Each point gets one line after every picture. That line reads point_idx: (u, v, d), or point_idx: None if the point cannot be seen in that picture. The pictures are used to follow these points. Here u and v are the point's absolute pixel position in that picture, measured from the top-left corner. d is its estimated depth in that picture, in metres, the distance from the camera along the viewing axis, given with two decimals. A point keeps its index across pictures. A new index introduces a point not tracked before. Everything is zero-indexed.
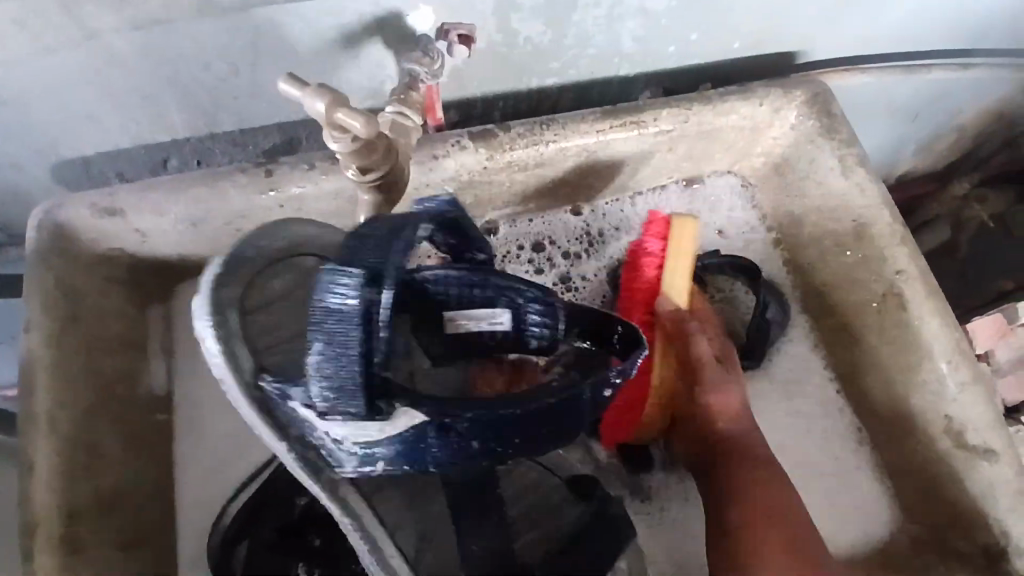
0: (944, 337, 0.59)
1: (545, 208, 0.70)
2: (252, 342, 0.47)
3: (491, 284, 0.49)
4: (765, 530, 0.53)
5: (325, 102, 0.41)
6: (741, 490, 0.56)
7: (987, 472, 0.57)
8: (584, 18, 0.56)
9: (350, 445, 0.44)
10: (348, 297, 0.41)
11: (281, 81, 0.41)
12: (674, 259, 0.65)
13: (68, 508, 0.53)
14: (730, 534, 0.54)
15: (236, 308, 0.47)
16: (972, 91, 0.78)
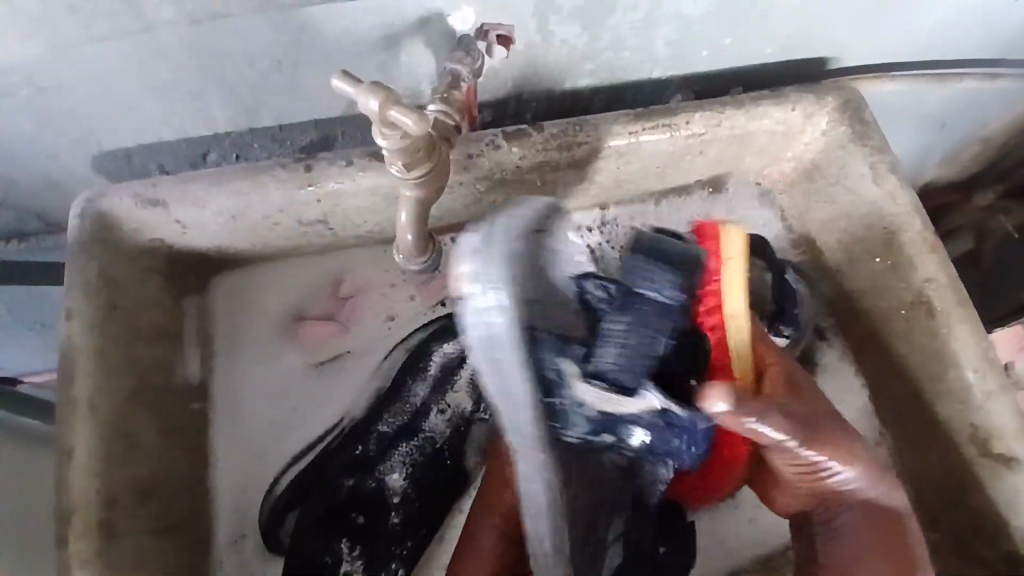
0: (971, 345, 0.58)
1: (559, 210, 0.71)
2: (527, 293, 0.43)
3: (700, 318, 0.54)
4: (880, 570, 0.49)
5: (377, 100, 0.42)
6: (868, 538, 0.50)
7: (1012, 481, 0.57)
8: (621, 22, 0.57)
9: (596, 413, 0.50)
10: (654, 284, 0.53)
11: (334, 79, 0.43)
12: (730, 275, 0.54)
13: (106, 493, 0.54)
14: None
15: (527, 258, 0.44)
16: (1003, 101, 0.78)
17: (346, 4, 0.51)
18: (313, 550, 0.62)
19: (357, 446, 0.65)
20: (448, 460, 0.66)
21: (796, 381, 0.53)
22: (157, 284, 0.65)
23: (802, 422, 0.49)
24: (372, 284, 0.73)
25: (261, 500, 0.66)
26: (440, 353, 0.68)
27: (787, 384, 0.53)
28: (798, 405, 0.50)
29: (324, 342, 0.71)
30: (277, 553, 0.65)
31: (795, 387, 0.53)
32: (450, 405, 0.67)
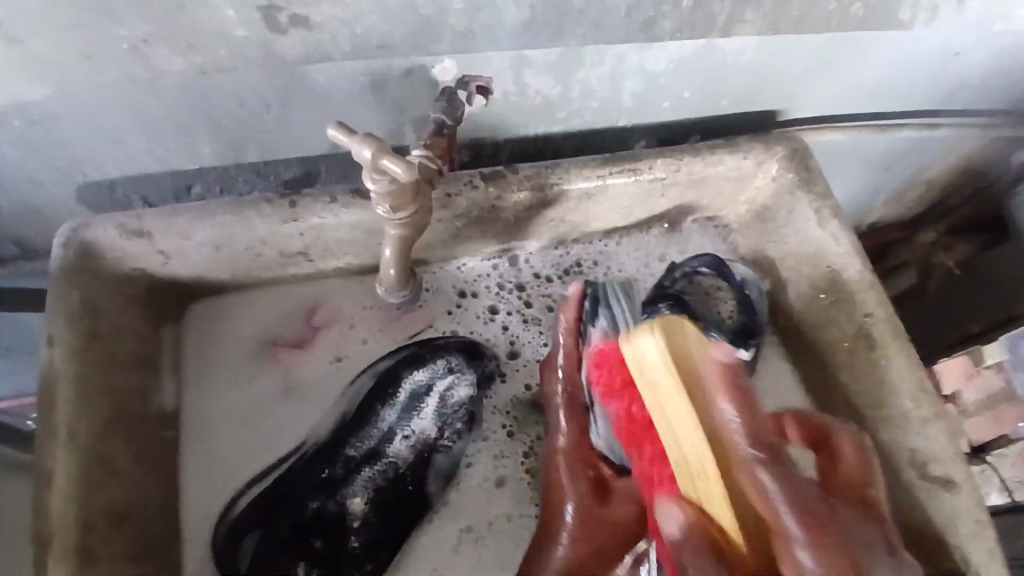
0: (909, 376, 0.63)
1: (525, 243, 0.75)
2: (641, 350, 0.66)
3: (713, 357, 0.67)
4: None
5: (370, 149, 0.47)
6: None
7: (951, 502, 0.61)
8: (589, 75, 0.62)
9: None
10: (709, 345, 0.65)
11: (331, 129, 0.47)
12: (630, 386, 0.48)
13: (84, 517, 0.56)
14: None
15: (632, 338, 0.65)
16: (939, 148, 0.85)
17: (343, 58, 0.54)
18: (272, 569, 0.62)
19: (323, 468, 0.66)
20: (412, 485, 0.67)
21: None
22: (138, 312, 0.66)
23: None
24: (346, 313, 0.74)
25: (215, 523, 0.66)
26: (411, 380, 0.69)
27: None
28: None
29: (295, 371, 0.72)
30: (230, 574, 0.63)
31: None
32: (415, 430, 0.68)
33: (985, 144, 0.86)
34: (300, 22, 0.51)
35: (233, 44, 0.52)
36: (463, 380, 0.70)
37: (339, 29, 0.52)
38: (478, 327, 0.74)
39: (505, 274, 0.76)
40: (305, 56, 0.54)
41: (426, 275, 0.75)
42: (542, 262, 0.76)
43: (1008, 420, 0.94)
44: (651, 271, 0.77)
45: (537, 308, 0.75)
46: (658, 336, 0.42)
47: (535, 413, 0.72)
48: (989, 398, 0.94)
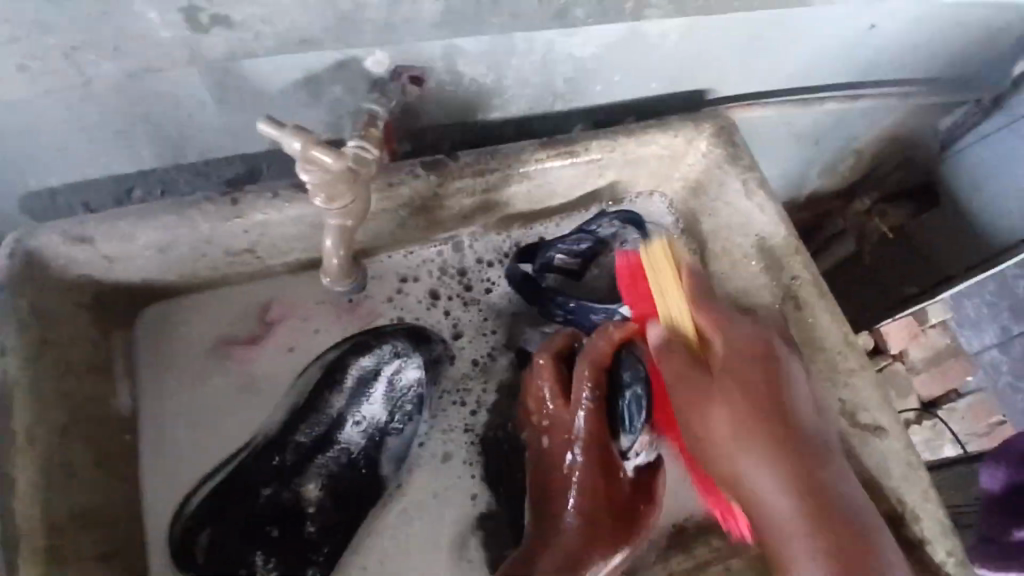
0: (834, 331, 0.68)
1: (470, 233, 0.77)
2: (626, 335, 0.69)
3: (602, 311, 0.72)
4: (788, 470, 0.57)
5: (300, 142, 0.49)
6: (763, 420, 0.58)
7: (880, 446, 0.65)
8: (521, 63, 0.64)
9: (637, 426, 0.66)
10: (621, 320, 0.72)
11: (261, 124, 0.49)
12: (656, 283, 0.64)
13: (48, 519, 0.56)
14: (758, 425, 0.58)
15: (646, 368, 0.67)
16: (863, 117, 0.90)
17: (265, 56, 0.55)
18: (233, 558, 0.65)
19: (274, 457, 0.69)
20: (365, 468, 0.70)
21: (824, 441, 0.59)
22: (86, 318, 0.67)
23: (785, 451, 0.58)
24: (298, 305, 0.75)
25: (173, 517, 0.68)
26: (358, 367, 0.71)
27: (777, 389, 0.60)
28: (778, 486, 0.57)
29: (247, 366, 0.73)
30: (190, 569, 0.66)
31: (805, 446, 0.59)
32: (366, 417, 0.70)
33: (902, 112, 0.91)
34: (223, 22, 0.51)
35: (164, 49, 0.53)
36: (410, 364, 0.72)
37: (261, 27, 0.52)
38: (425, 311, 0.77)
39: (449, 259, 0.78)
40: (230, 54, 0.54)
41: (375, 263, 0.76)
42: (483, 245, 0.78)
43: (956, 373, 0.97)
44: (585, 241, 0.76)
45: (481, 290, 0.78)
46: (661, 249, 0.65)
47: (479, 394, 0.76)
48: (935, 354, 0.98)
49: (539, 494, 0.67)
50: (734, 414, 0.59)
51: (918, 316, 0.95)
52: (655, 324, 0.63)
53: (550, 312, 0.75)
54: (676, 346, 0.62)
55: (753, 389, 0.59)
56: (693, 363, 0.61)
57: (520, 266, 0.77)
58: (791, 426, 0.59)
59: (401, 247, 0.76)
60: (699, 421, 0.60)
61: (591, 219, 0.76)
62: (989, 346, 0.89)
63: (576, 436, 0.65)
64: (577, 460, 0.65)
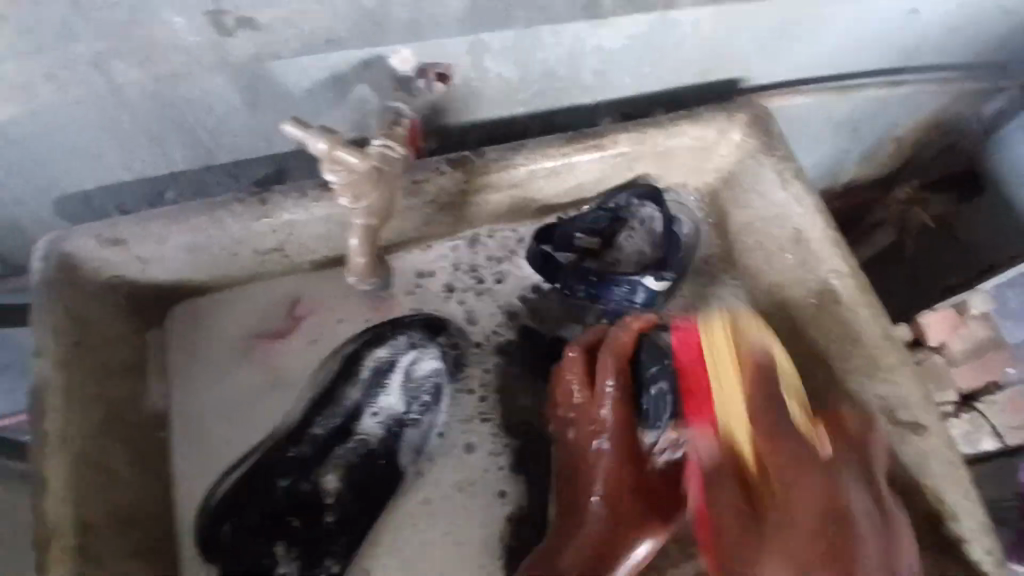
0: (874, 325, 0.66)
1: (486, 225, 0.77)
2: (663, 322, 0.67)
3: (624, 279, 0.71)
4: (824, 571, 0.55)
5: (325, 142, 0.49)
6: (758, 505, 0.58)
7: (921, 445, 0.63)
8: (547, 56, 0.63)
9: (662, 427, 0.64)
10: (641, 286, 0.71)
11: (285, 125, 0.48)
12: (715, 352, 0.62)
13: (82, 515, 0.57)
14: (761, 506, 0.58)
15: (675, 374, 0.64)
16: (903, 104, 0.86)
17: (290, 59, 0.56)
18: (253, 550, 0.65)
19: (292, 448, 0.68)
20: (383, 460, 0.70)
21: (859, 506, 0.58)
22: (122, 320, 0.68)
23: (802, 518, 0.57)
24: (322, 300, 0.75)
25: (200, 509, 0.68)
26: (372, 358, 0.71)
27: (816, 483, 0.58)
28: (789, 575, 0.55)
29: (273, 361, 0.74)
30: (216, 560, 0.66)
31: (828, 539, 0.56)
32: (383, 408, 0.70)
33: (947, 97, 0.87)
34: (248, 24, 0.52)
35: (194, 53, 0.53)
36: (427, 354, 0.72)
37: (280, 27, 0.52)
38: (443, 304, 0.76)
39: (462, 257, 0.78)
40: (255, 55, 0.54)
41: (393, 258, 0.76)
42: (497, 242, 0.78)
43: (997, 365, 0.94)
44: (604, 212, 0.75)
45: (496, 284, 0.78)
46: (722, 324, 0.63)
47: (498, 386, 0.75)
48: (977, 345, 0.93)
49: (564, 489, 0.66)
50: (734, 508, 0.58)
51: (959, 307, 0.92)
52: (704, 428, 0.61)
53: (572, 287, 0.74)
54: (725, 463, 0.60)
55: (786, 490, 0.58)
56: (736, 483, 0.59)
57: (541, 246, 0.75)
58: (839, 510, 0.57)
59: (418, 242, 0.76)
60: (751, 551, 0.56)
61: (609, 194, 0.75)
62: None
63: (603, 427, 0.64)
64: (606, 450, 0.63)
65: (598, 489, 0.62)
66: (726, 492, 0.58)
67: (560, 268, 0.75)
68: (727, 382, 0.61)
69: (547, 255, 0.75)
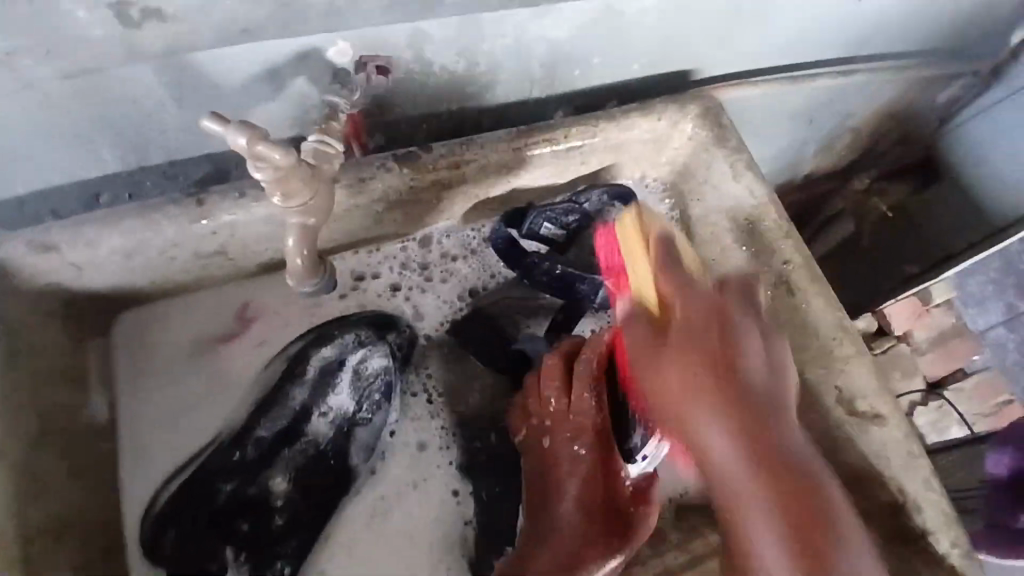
0: (827, 315, 0.66)
1: (438, 226, 0.75)
2: None
3: (586, 281, 0.75)
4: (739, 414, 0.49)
5: (245, 136, 0.47)
6: (690, 315, 0.52)
7: (881, 435, 0.64)
8: (493, 47, 0.61)
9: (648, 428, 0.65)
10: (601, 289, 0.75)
11: (203, 120, 0.46)
12: (627, 251, 0.57)
13: (22, 534, 0.54)
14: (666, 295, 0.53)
15: None
16: (856, 94, 0.87)
17: (211, 49, 0.52)
18: (202, 553, 0.65)
19: (235, 451, 0.67)
20: (332, 460, 0.69)
21: (803, 459, 0.50)
22: (58, 328, 0.65)
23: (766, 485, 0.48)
24: (274, 303, 0.73)
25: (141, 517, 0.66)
26: (318, 358, 0.69)
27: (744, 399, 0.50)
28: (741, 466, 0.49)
29: (222, 366, 0.71)
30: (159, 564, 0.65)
31: (755, 415, 0.50)
32: (331, 408, 0.69)
33: (900, 86, 0.87)
34: (154, 15, 0.48)
35: (95, 48, 0.49)
36: (376, 352, 0.71)
37: (199, 22, 0.49)
38: (387, 302, 0.75)
39: (411, 255, 0.76)
40: (169, 45, 0.50)
41: (334, 259, 0.74)
42: (454, 241, 0.76)
43: (961, 352, 0.94)
44: (569, 210, 0.74)
45: (441, 283, 0.76)
46: (634, 219, 0.57)
47: (455, 385, 0.74)
48: (940, 335, 0.94)
49: (533, 490, 0.67)
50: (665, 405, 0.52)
51: (922, 296, 0.91)
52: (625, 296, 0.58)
53: (534, 277, 0.76)
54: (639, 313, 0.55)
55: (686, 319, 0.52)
56: (648, 326, 0.54)
57: (507, 229, 0.75)
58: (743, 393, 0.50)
59: (367, 244, 0.74)
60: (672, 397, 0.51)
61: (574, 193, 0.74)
62: (995, 324, 0.87)
63: (581, 432, 0.65)
64: (580, 457, 0.65)
65: (572, 487, 0.64)
66: (643, 332, 0.54)
67: (525, 260, 0.76)
68: (639, 267, 0.56)
69: (512, 242, 0.75)
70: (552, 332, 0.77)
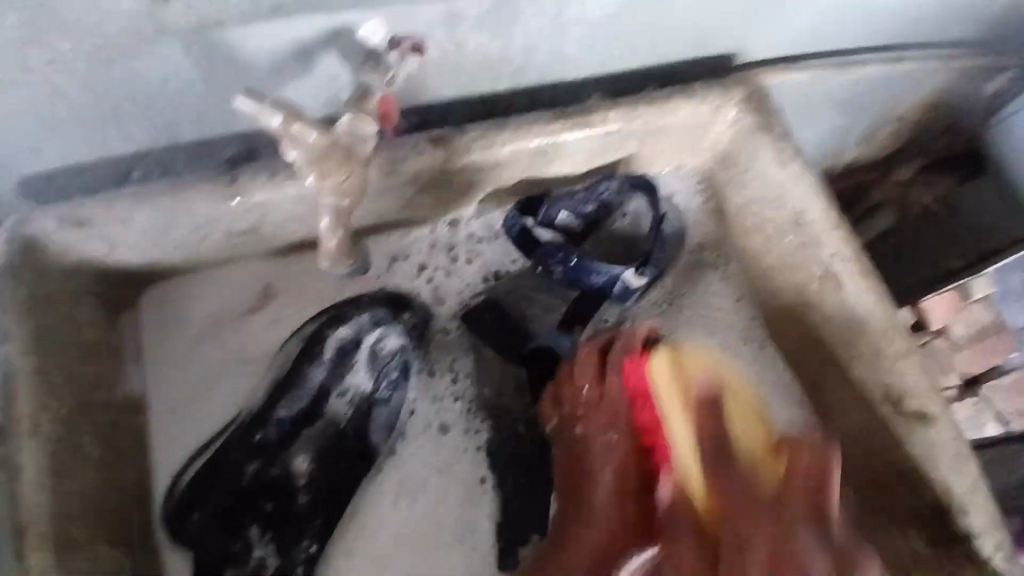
0: (873, 313, 0.63)
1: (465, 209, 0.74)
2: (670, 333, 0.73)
3: (602, 273, 0.71)
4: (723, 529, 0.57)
5: (279, 116, 0.47)
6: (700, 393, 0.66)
7: (923, 436, 0.62)
8: (531, 27, 0.59)
9: None
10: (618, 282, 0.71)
11: (236, 97, 0.46)
12: (670, 400, 0.65)
13: (59, 508, 0.56)
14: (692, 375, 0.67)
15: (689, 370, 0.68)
16: (906, 81, 0.83)
17: (246, 23, 0.51)
18: (225, 533, 0.63)
19: (255, 431, 0.66)
20: (353, 439, 0.68)
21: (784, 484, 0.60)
22: (92, 304, 0.65)
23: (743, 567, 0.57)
24: (297, 284, 0.73)
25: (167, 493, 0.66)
26: (335, 337, 0.69)
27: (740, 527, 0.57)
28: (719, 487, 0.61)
29: (245, 344, 0.71)
30: (183, 541, 0.64)
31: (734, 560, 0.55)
32: (350, 387, 0.69)
33: (954, 73, 0.83)
34: None
35: (130, 22, 0.49)
36: (392, 332, 0.70)
37: None
38: (410, 282, 0.74)
39: (441, 236, 0.75)
40: (201, 24, 0.50)
41: (374, 239, 0.73)
42: (481, 224, 0.75)
43: (997, 351, 0.90)
44: (582, 198, 0.73)
45: (466, 265, 0.75)
46: (666, 358, 0.67)
47: (476, 366, 0.73)
48: (980, 331, 0.89)
49: (565, 483, 0.67)
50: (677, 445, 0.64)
51: (962, 290, 0.87)
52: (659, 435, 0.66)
53: (547, 267, 0.73)
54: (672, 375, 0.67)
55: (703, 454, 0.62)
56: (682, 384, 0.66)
57: (521, 218, 0.73)
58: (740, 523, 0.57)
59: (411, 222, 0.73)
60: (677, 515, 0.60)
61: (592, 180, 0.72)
62: None
63: (615, 422, 0.68)
64: (614, 445, 0.67)
65: (608, 476, 0.65)
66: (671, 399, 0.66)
67: (538, 249, 0.73)
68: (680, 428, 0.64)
69: (525, 230, 0.73)
70: (564, 323, 0.73)
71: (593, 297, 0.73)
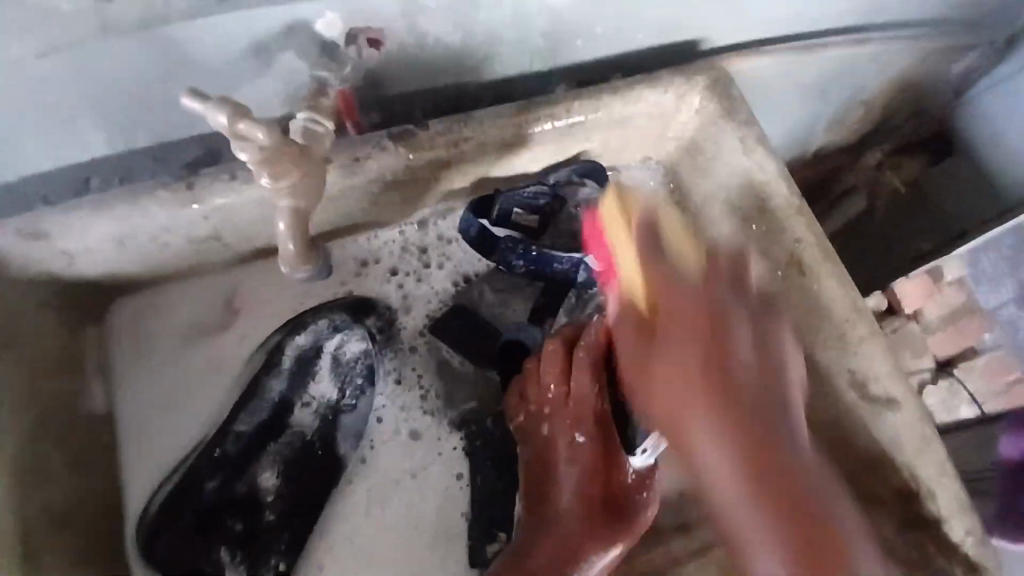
0: (841, 296, 0.63)
1: (432, 210, 0.73)
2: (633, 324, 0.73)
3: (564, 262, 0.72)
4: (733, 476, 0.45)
5: (226, 114, 0.45)
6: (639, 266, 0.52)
7: (895, 418, 0.62)
8: (492, 18, 0.58)
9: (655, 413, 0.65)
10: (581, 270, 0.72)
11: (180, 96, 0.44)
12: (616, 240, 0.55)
13: (18, 529, 0.53)
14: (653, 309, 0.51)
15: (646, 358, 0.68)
16: (871, 63, 0.83)
17: (189, 19, 0.50)
18: (193, 554, 0.62)
19: (216, 448, 0.65)
20: (320, 449, 0.67)
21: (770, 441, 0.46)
22: (52, 317, 0.63)
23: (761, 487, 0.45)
24: (264, 290, 0.72)
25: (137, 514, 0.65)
26: (292, 346, 0.68)
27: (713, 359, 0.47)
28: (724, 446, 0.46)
29: (214, 358, 0.70)
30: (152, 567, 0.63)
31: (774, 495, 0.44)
32: (315, 397, 0.68)
33: (920, 54, 0.83)
34: None
35: (71, 23, 0.47)
36: (354, 336, 0.69)
37: None
38: (381, 286, 0.73)
39: (410, 238, 0.74)
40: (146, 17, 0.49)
41: (336, 245, 0.73)
42: (450, 223, 0.75)
43: (969, 332, 0.89)
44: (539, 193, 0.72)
45: (436, 270, 0.75)
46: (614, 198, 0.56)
47: (445, 370, 0.72)
48: (951, 312, 0.89)
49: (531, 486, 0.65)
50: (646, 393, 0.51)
51: (933, 273, 0.88)
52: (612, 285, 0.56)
53: (510, 262, 0.74)
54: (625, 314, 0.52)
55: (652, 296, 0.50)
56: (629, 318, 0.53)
57: (478, 219, 0.72)
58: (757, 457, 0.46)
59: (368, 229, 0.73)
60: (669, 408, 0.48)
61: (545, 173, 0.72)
62: (1008, 301, 0.84)
63: (580, 420, 0.63)
64: (579, 446, 0.63)
65: (567, 478, 0.62)
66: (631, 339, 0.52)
67: (499, 245, 0.73)
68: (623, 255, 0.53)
69: (483, 230, 0.73)
70: (535, 316, 0.74)
71: (559, 284, 0.74)
